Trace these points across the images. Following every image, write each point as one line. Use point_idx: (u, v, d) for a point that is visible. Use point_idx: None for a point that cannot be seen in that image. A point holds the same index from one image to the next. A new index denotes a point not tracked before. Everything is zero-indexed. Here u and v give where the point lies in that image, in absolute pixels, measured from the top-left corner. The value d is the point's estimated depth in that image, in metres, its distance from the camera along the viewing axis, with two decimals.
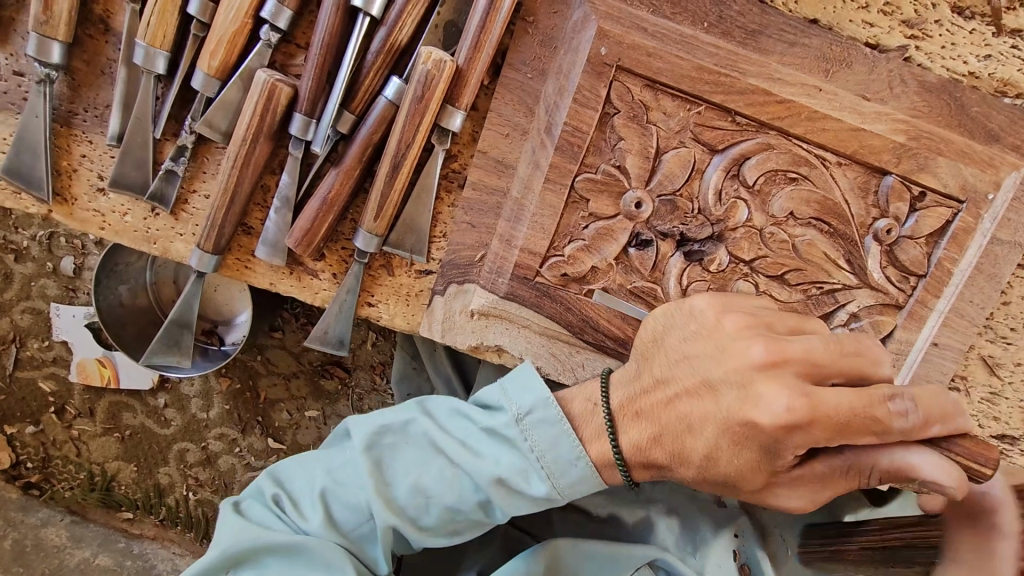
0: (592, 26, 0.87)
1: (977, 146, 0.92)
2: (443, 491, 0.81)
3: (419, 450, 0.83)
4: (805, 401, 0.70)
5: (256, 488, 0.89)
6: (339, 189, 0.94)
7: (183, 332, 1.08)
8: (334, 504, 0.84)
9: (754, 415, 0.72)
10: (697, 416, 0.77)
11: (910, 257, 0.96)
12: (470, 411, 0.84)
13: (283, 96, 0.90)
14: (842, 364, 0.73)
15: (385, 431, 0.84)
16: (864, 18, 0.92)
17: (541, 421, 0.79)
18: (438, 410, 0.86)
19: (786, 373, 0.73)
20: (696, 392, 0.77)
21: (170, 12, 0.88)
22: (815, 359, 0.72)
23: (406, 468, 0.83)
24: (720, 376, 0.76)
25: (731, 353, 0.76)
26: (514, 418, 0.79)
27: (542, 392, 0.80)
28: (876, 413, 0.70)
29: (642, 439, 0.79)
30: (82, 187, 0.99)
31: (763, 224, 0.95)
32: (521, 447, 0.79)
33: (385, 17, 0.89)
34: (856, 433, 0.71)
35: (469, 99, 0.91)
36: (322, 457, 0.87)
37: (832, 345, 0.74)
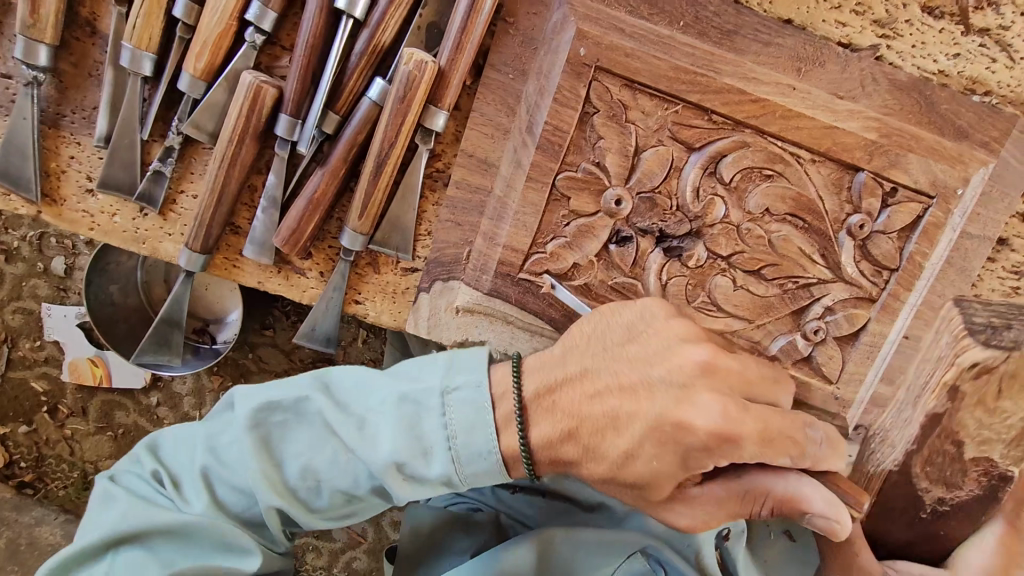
0: (571, 27, 0.89)
1: (947, 143, 0.95)
2: (335, 475, 0.82)
3: (311, 431, 0.83)
4: (735, 410, 0.75)
5: (135, 461, 0.89)
6: (325, 188, 0.96)
7: (172, 332, 1.10)
8: (217, 482, 0.85)
9: (687, 417, 0.75)
10: (623, 412, 0.78)
11: (883, 251, 0.98)
12: (374, 388, 0.84)
13: (268, 98, 0.91)
14: (764, 390, 0.81)
15: (274, 409, 0.83)
16: (836, 17, 0.94)
17: (466, 399, 0.79)
18: (336, 387, 0.85)
19: (717, 382, 0.77)
20: (626, 389, 0.79)
21: (156, 15, 0.90)
22: (747, 377, 0.80)
23: (296, 449, 0.82)
24: (662, 375, 0.78)
25: (674, 354, 0.79)
26: (433, 395, 0.80)
27: (483, 374, 0.81)
28: (795, 435, 0.77)
29: (552, 434, 0.80)
30: (71, 188, 1.00)
31: (740, 220, 0.97)
32: (427, 429, 0.79)
33: (367, 19, 0.91)
34: (780, 452, 0.76)
35: (452, 99, 0.92)
36: (202, 435, 0.86)
37: (754, 369, 0.81)
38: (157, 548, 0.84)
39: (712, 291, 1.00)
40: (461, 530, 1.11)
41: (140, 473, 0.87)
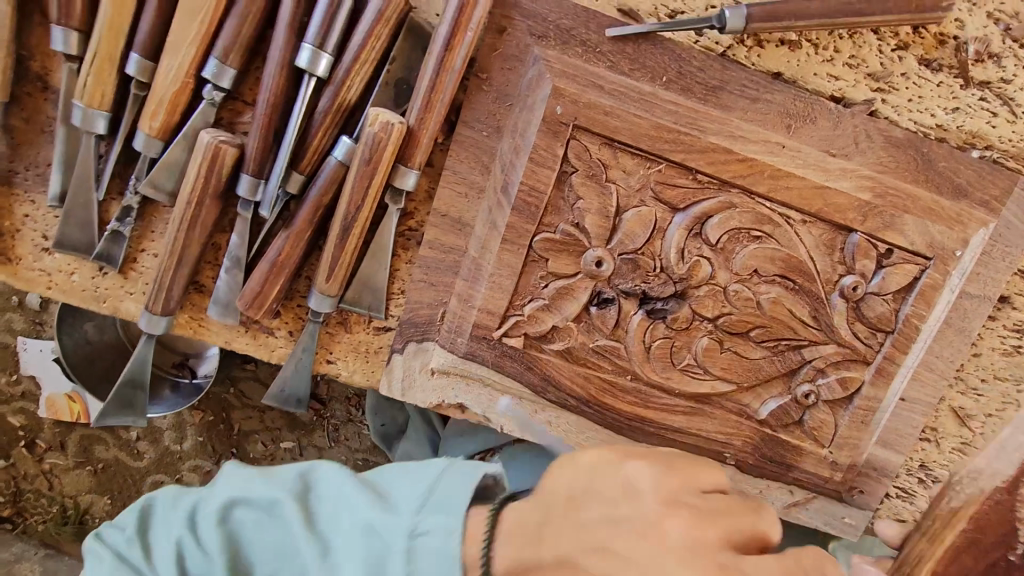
0: (547, 85, 0.85)
1: (944, 203, 0.90)
2: None
3: (285, 538, 0.67)
4: None
5: (87, 542, 0.74)
6: (290, 251, 0.91)
7: (136, 393, 1.06)
8: (190, 569, 0.70)
9: None
10: None
11: (877, 314, 0.93)
12: (350, 505, 0.66)
13: (228, 158, 0.86)
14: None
15: (247, 503, 0.69)
16: (829, 70, 0.89)
17: (435, 550, 0.60)
18: (317, 492, 0.69)
19: None
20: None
21: (108, 72, 0.85)
22: None
23: (265, 558, 0.69)
24: None
25: None
26: (399, 534, 0.61)
27: (453, 529, 0.59)
28: (819, 518, 0.83)
29: None
30: (26, 247, 0.96)
31: (727, 282, 0.93)
32: (405, 572, 0.60)
33: (332, 76, 0.86)
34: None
35: (422, 159, 0.88)
36: (166, 522, 0.72)
37: None
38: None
39: (698, 354, 0.95)
40: None
41: (122, 534, 0.74)
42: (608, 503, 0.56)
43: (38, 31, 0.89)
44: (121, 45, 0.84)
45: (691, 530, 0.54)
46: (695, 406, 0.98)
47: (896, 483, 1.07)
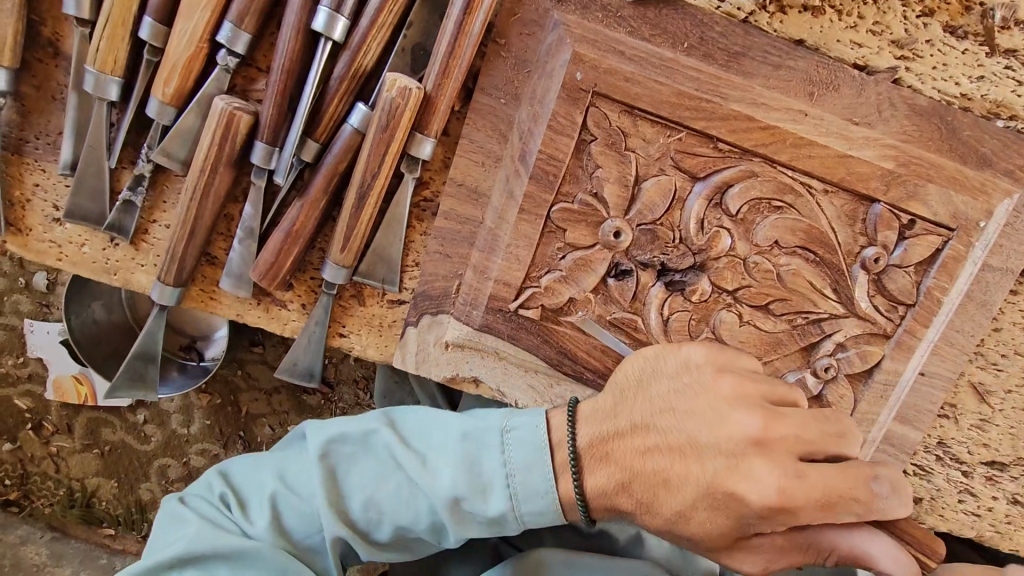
0: (567, 50, 0.83)
1: (969, 172, 0.88)
2: (400, 509, 0.79)
3: (377, 464, 0.80)
4: (795, 481, 0.70)
5: (203, 485, 0.85)
6: (304, 220, 0.90)
7: (147, 367, 1.05)
8: (286, 511, 0.81)
9: (741, 489, 0.71)
10: (673, 475, 0.73)
11: (899, 286, 0.92)
12: (441, 426, 0.81)
13: (242, 125, 0.85)
14: (827, 445, 0.74)
15: (344, 440, 0.81)
16: (852, 37, 0.88)
17: (523, 439, 0.76)
18: (404, 423, 0.83)
19: (775, 450, 0.72)
20: (675, 448, 0.74)
21: (121, 37, 0.83)
22: (806, 438, 0.73)
23: (362, 481, 0.80)
24: (710, 440, 0.73)
25: (723, 421, 0.73)
26: (493, 433, 0.77)
27: (539, 422, 0.77)
28: (857, 493, 0.72)
29: (608, 484, 0.75)
30: (37, 217, 0.94)
31: (747, 253, 0.91)
32: (494, 461, 0.76)
33: (348, 41, 0.84)
34: (841, 513, 0.72)
35: (439, 126, 0.86)
36: (272, 461, 0.84)
37: (818, 423, 0.75)
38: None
39: (716, 327, 0.94)
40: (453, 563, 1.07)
41: (206, 496, 0.84)
42: (670, 375, 0.77)
43: None
44: (133, 9, 0.83)
45: (739, 385, 0.75)
46: None
47: (915, 461, 1.06)
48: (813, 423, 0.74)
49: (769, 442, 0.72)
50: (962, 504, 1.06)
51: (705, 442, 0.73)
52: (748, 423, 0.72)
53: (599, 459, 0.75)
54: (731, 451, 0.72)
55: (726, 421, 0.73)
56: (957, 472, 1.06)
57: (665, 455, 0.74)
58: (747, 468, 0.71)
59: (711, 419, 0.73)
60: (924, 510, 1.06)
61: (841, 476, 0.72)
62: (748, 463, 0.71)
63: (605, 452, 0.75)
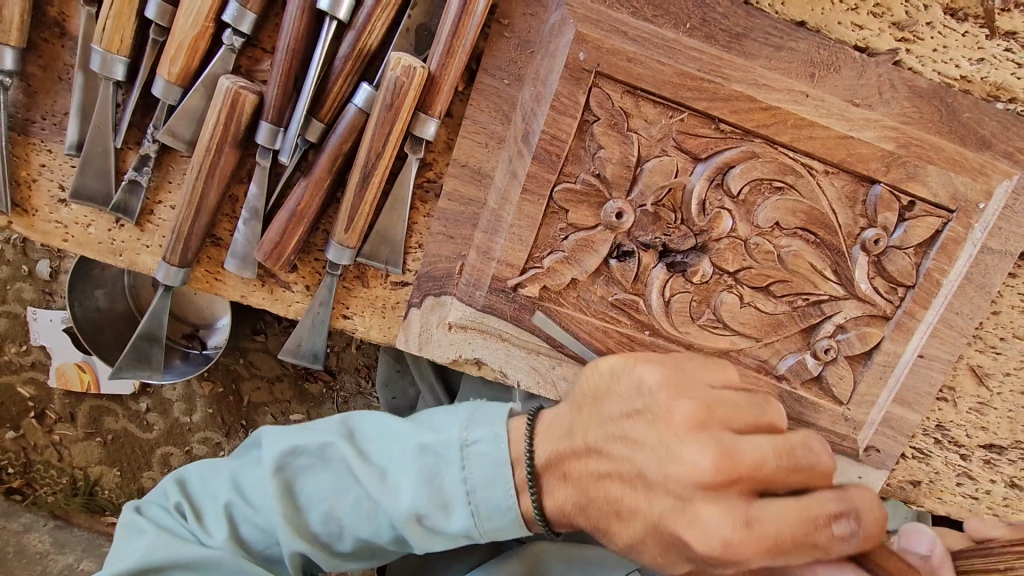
0: (570, 30, 0.84)
1: (968, 154, 0.89)
2: (358, 523, 0.78)
3: (335, 478, 0.79)
4: (745, 532, 0.64)
5: (162, 493, 0.85)
6: (308, 201, 0.91)
7: (152, 347, 1.06)
8: (243, 521, 0.81)
9: (686, 535, 0.66)
10: (625, 505, 0.71)
11: (899, 267, 0.93)
12: (400, 438, 0.79)
13: (248, 104, 0.86)
14: (789, 476, 0.67)
15: (300, 452, 0.79)
16: (853, 20, 0.88)
17: (484, 454, 0.74)
18: (362, 435, 0.82)
19: (730, 493, 0.66)
20: (626, 476, 0.71)
21: (127, 16, 0.84)
22: (762, 477, 0.66)
23: (321, 495, 0.79)
24: (658, 473, 0.68)
25: (674, 457, 0.68)
26: (452, 448, 0.75)
27: (500, 435, 0.75)
28: (818, 539, 0.64)
29: (567, 504, 0.74)
30: (43, 198, 0.95)
31: (748, 235, 0.92)
32: (454, 477, 0.74)
33: (353, 21, 0.85)
34: (797, 556, 0.64)
35: (443, 106, 0.87)
36: (228, 472, 0.83)
37: (785, 460, 0.67)
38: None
39: (717, 308, 0.95)
40: (454, 549, 1.07)
41: (165, 505, 0.84)
42: (626, 400, 0.74)
43: None
44: None
45: (696, 415, 0.69)
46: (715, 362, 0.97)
47: (913, 445, 1.06)
48: (773, 458, 0.67)
49: (721, 482, 0.65)
50: (960, 488, 1.07)
51: (656, 479, 0.68)
52: (699, 459, 0.66)
53: (557, 477, 0.74)
54: (678, 492, 0.67)
55: (676, 454, 0.68)
56: (955, 455, 1.06)
57: (620, 483, 0.71)
58: (695, 512, 0.66)
59: (662, 452, 0.69)
60: (922, 493, 1.07)
61: (797, 521, 0.64)
62: (695, 506, 0.66)
63: (562, 472, 0.74)
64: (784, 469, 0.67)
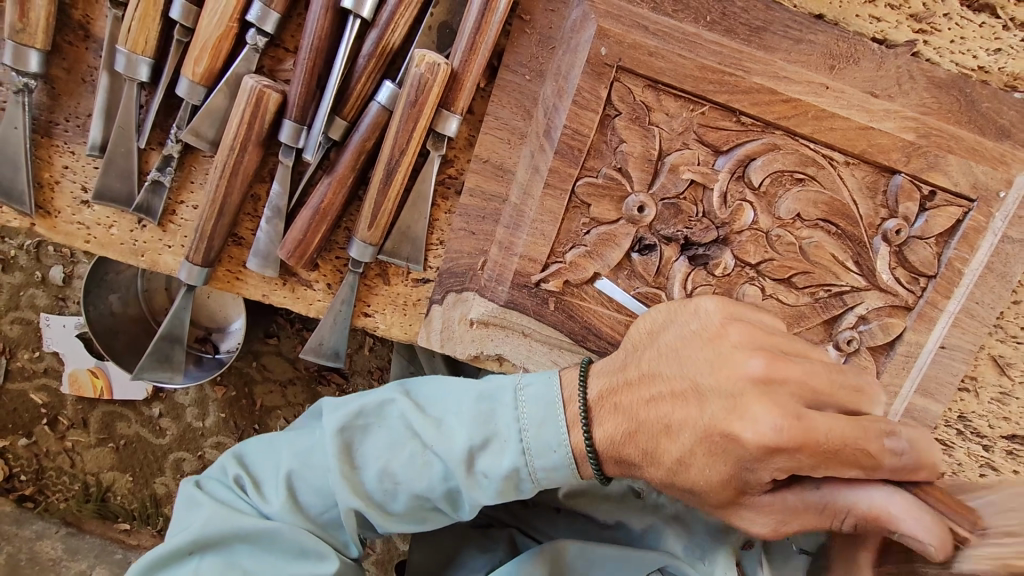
0: (591, 25, 0.84)
1: (988, 143, 0.90)
2: (413, 477, 0.78)
3: (391, 434, 0.80)
4: (795, 422, 0.65)
5: (221, 468, 0.86)
6: (332, 198, 0.91)
7: (174, 347, 1.07)
8: (302, 488, 0.81)
9: (736, 429, 0.68)
10: (675, 420, 0.72)
11: (920, 257, 0.93)
12: (453, 392, 0.82)
13: (272, 102, 0.86)
14: (838, 396, 0.70)
15: (359, 413, 0.81)
16: (871, 12, 0.89)
17: (536, 395, 0.76)
18: (419, 393, 0.84)
19: (780, 392, 0.68)
20: (679, 393, 0.73)
21: (152, 17, 0.85)
22: (813, 385, 0.69)
23: (377, 451, 0.79)
24: (711, 384, 0.71)
25: (726, 364, 0.71)
26: (506, 392, 0.78)
27: (552, 379, 0.78)
28: (868, 446, 0.66)
29: (617, 434, 0.74)
30: (65, 199, 0.96)
31: (770, 226, 0.92)
32: (506, 417, 0.76)
33: (376, 19, 0.86)
34: (845, 465, 0.66)
35: (465, 102, 0.88)
36: (288, 440, 0.84)
37: (834, 374, 0.70)
38: (238, 560, 0.80)
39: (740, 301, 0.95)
40: (476, 549, 1.06)
41: (225, 479, 0.84)
42: (681, 326, 0.77)
43: None
44: None
45: (748, 334, 0.73)
46: None
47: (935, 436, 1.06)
48: (823, 373, 0.70)
49: (774, 381, 0.69)
50: (983, 478, 1.07)
51: (708, 384, 0.71)
52: (754, 363, 0.69)
53: (609, 410, 0.75)
54: (729, 392, 0.70)
55: (730, 363, 0.71)
56: (977, 446, 1.06)
57: (670, 402, 0.73)
58: (746, 408, 0.68)
59: (713, 360, 0.72)
60: None
61: (845, 429, 0.66)
62: (746, 402, 0.68)
63: (615, 403, 0.76)
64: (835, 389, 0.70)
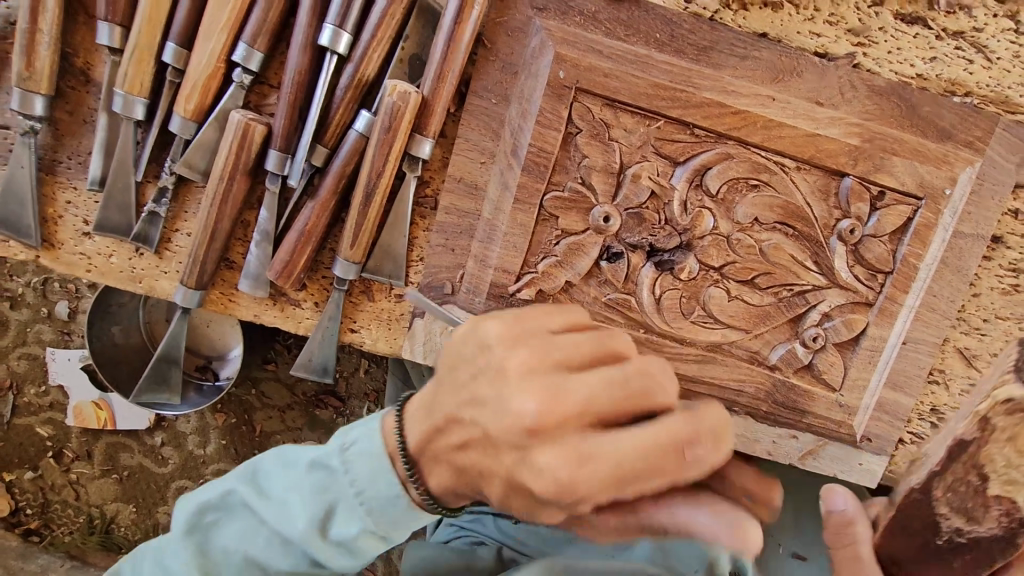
0: (549, 52, 0.92)
1: (930, 144, 0.95)
2: (274, 558, 0.77)
3: (241, 522, 0.79)
4: (580, 463, 0.61)
5: None
6: (315, 221, 0.97)
7: (171, 369, 1.13)
8: None
9: (524, 480, 0.63)
10: (482, 467, 0.68)
11: (875, 255, 0.98)
12: (291, 467, 0.78)
13: (257, 135, 0.93)
14: (626, 409, 0.63)
15: (203, 509, 0.80)
16: (811, 29, 0.96)
17: (363, 451, 0.73)
18: (262, 474, 0.80)
19: (563, 428, 0.62)
20: (478, 442, 0.67)
21: (147, 61, 0.93)
22: (597, 409, 0.62)
23: (230, 540, 0.79)
24: (500, 429, 0.64)
25: (506, 412, 0.63)
26: (333, 454, 0.75)
27: (371, 431, 0.74)
28: (663, 466, 0.61)
29: (448, 480, 0.71)
30: (68, 232, 1.02)
31: (729, 231, 0.97)
32: (344, 478, 0.73)
33: (351, 55, 0.93)
34: (642, 484, 0.62)
35: (436, 127, 0.94)
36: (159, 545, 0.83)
37: (615, 387, 0.63)
38: None
39: (706, 304, 0.99)
40: None
41: None
42: (471, 361, 0.69)
43: (82, 30, 0.98)
44: (158, 34, 0.92)
45: (528, 362, 0.65)
46: (708, 353, 1.01)
47: (910, 430, 1.08)
48: (633, 455, 0.60)
49: (544, 429, 0.62)
50: None
51: (494, 428, 0.64)
52: (523, 403, 0.62)
53: (431, 461, 0.71)
54: (515, 443, 0.63)
55: (509, 404, 0.63)
56: None
57: (471, 448, 0.68)
58: (533, 459, 0.62)
59: (499, 404, 0.64)
60: None
61: (642, 450, 0.60)
62: (533, 453, 0.62)
63: (432, 454, 0.71)
64: (657, 444, 0.61)
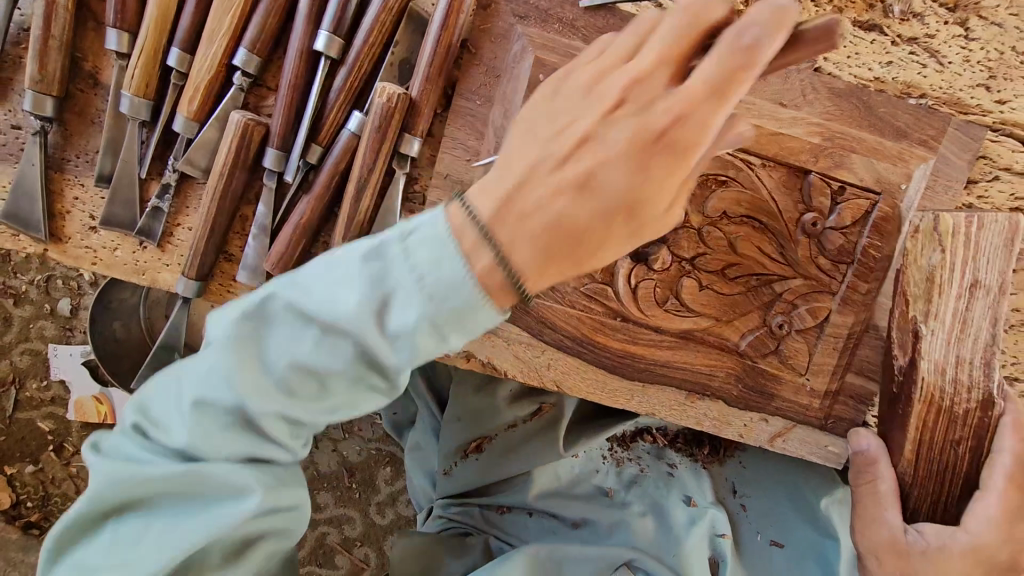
0: (529, 57, 0.98)
1: (886, 143, 1.02)
2: (260, 407, 0.74)
3: (201, 402, 0.75)
4: (636, 124, 0.69)
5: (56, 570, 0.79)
6: (309, 215, 1.03)
7: (171, 357, 1.17)
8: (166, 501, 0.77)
9: (598, 153, 0.70)
10: (568, 217, 0.70)
11: (836, 246, 1.04)
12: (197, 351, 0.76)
13: (255, 134, 0.99)
14: (652, 62, 0.70)
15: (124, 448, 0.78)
16: None
17: (284, 281, 0.73)
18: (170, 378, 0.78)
19: (627, 101, 0.70)
20: (572, 186, 0.70)
21: (152, 64, 0.99)
22: (635, 75, 0.70)
23: (201, 420, 0.75)
24: (579, 167, 0.70)
25: (570, 116, 0.72)
26: (238, 311, 0.73)
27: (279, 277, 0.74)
28: (707, 106, 0.68)
29: (548, 221, 0.70)
30: (75, 226, 1.07)
31: (700, 224, 1.04)
32: (271, 313, 0.72)
33: (344, 58, 1.00)
34: (681, 134, 0.69)
35: (424, 127, 1.00)
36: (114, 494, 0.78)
37: (632, 45, 0.72)
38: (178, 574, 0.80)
39: (680, 293, 1.05)
40: None
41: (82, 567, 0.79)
42: (548, 142, 0.72)
43: (90, 35, 1.04)
44: (163, 40, 0.99)
45: (612, 102, 0.71)
46: (680, 339, 1.08)
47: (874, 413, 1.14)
48: (687, 102, 0.68)
49: (624, 106, 0.70)
50: None
51: (560, 149, 0.71)
52: (611, 89, 0.71)
53: (510, 220, 0.69)
54: (581, 153, 0.70)
55: (582, 152, 0.71)
56: None
57: (580, 192, 0.70)
58: (606, 184, 0.70)
59: (556, 131, 0.72)
60: None
61: (685, 105, 0.68)
62: (604, 134, 0.70)
63: (514, 215, 0.69)
64: (722, 72, 0.67)
